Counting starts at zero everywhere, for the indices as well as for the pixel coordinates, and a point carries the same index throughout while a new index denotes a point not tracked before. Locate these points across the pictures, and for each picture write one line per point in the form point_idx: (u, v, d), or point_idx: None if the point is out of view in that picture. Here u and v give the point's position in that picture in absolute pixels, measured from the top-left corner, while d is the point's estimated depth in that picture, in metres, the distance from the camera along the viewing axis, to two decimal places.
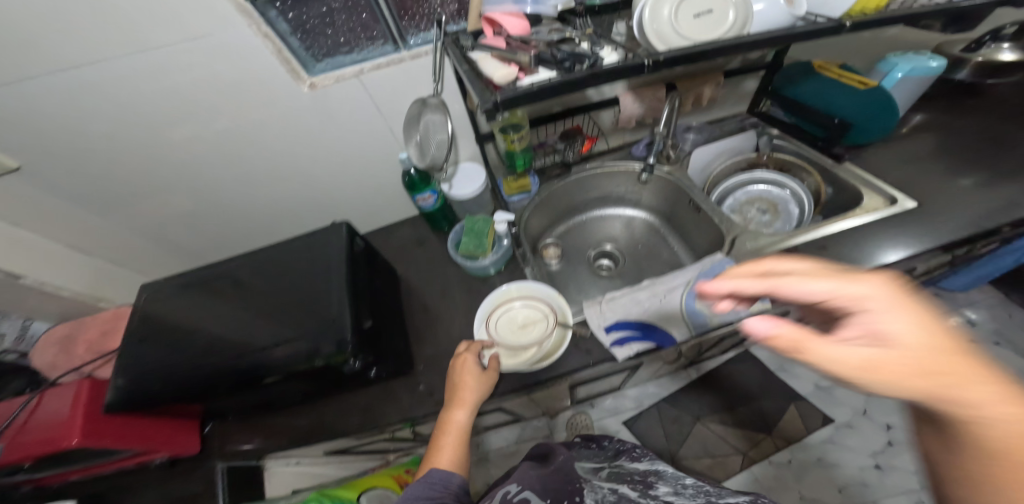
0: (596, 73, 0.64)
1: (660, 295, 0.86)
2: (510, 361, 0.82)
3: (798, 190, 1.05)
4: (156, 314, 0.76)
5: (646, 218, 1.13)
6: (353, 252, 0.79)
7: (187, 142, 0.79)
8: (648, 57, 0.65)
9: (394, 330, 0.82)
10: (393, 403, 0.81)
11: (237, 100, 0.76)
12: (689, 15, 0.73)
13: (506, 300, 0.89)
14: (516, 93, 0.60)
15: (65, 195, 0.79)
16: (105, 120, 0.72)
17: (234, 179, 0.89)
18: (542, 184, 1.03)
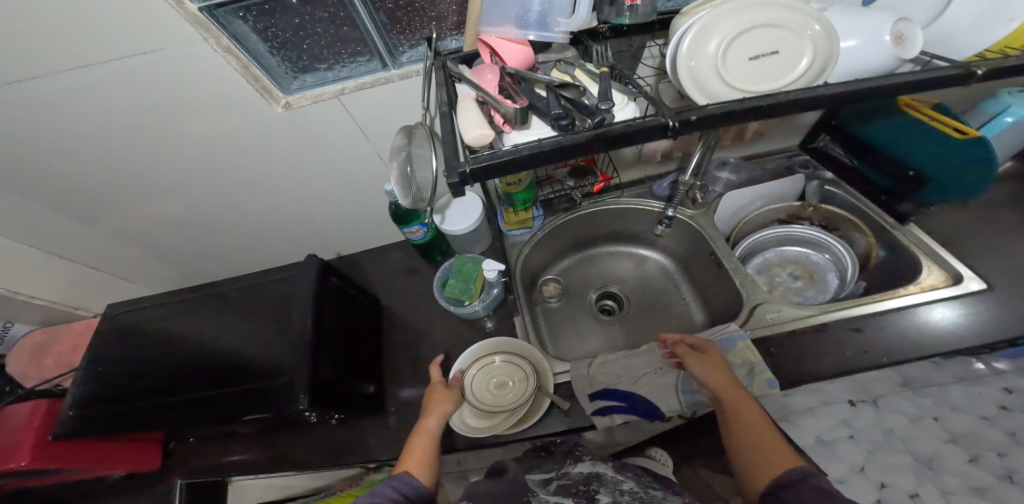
0: (602, 139, 0.42)
1: (657, 366, 0.73)
2: (477, 425, 0.73)
3: (843, 252, 0.90)
4: (121, 336, 0.74)
5: (660, 261, 1.01)
6: (323, 288, 0.73)
7: (153, 155, 0.74)
8: (672, 116, 0.43)
9: (367, 370, 0.77)
10: (356, 448, 0.76)
11: (200, 115, 0.68)
12: (745, 55, 0.51)
13: (483, 351, 0.80)
14: (486, 161, 0.42)
15: (36, 206, 0.76)
16: (58, 135, 0.66)
17: (210, 192, 0.84)
18: (547, 217, 0.94)
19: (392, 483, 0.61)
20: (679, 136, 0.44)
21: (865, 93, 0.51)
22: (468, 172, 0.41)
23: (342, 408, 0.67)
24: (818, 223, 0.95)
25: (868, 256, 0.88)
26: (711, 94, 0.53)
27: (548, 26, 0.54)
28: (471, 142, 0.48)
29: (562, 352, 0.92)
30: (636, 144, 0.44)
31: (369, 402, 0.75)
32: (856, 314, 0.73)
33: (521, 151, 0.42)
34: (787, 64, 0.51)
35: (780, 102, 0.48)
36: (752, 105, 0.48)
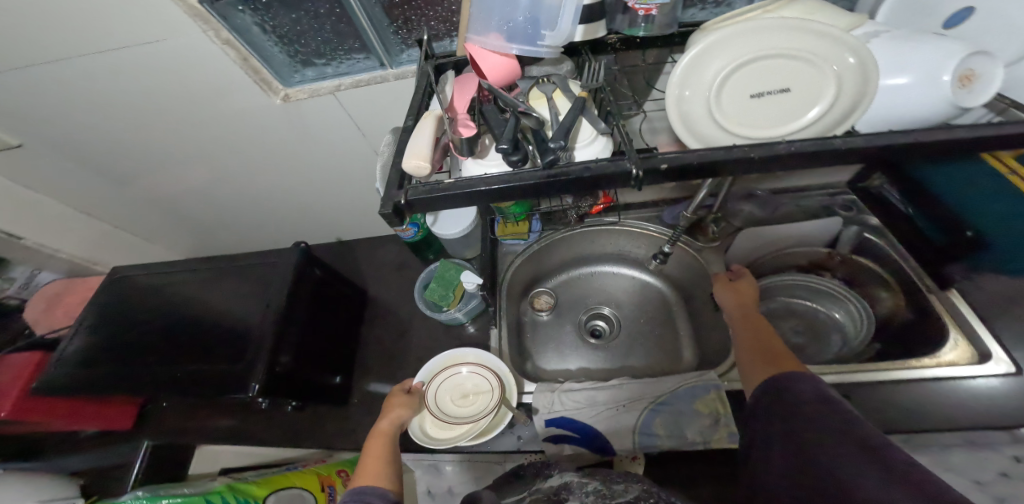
0: (552, 182, 0.36)
1: (620, 404, 0.67)
2: (440, 437, 0.67)
3: (861, 313, 0.82)
4: (126, 298, 0.82)
5: (662, 289, 0.93)
6: (298, 278, 0.74)
7: (162, 133, 0.78)
8: (634, 158, 0.36)
9: (335, 362, 0.78)
10: (314, 435, 0.78)
11: (199, 101, 0.70)
12: (746, 90, 0.43)
13: (446, 361, 0.75)
14: (426, 193, 0.38)
15: (68, 169, 0.84)
16: (78, 112, 0.72)
17: (218, 169, 0.88)
18: (546, 231, 0.90)
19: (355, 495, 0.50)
20: (645, 184, 0.38)
21: (905, 148, 0.39)
22: (400, 204, 0.38)
23: (297, 398, 0.69)
24: (838, 276, 0.86)
25: (897, 318, 0.76)
26: (697, 132, 0.46)
27: (535, 38, 0.45)
28: (411, 171, 0.41)
29: (538, 371, 0.88)
30: (593, 192, 0.38)
31: (332, 394, 0.76)
32: (862, 380, 0.62)
33: (462, 186, 0.38)
34: (795, 107, 0.43)
35: (780, 152, 0.37)
36: (735, 156, 0.37)
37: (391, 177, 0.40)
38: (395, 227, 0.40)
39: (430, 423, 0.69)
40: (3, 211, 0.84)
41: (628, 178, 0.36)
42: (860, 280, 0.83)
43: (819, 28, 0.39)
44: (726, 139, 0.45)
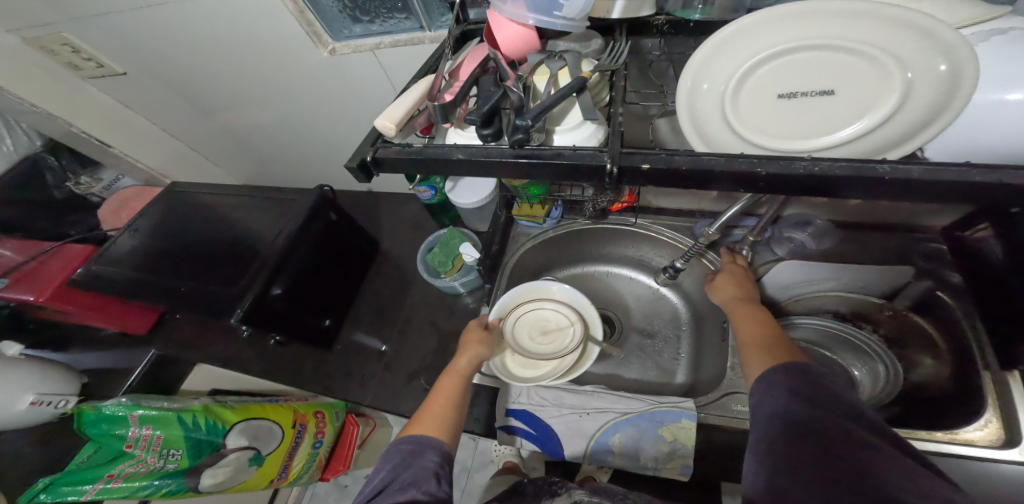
0: (521, 163, 0.35)
1: (585, 411, 0.67)
2: (525, 376, 0.68)
3: (888, 378, 0.70)
4: (177, 213, 0.91)
5: (676, 305, 0.86)
6: (309, 223, 0.76)
7: (222, 72, 0.82)
8: (613, 157, 0.33)
9: (328, 305, 0.82)
10: (296, 369, 0.82)
11: (256, 47, 0.73)
12: (773, 89, 0.37)
13: (518, 301, 0.75)
14: (395, 155, 0.37)
15: (156, 97, 0.93)
16: (161, 49, 0.78)
17: (268, 110, 0.92)
18: (565, 219, 0.86)
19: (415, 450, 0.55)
20: (625, 182, 0.35)
21: (970, 189, 0.31)
22: (367, 161, 0.37)
23: (283, 333, 0.73)
24: (882, 333, 0.73)
25: (932, 388, 0.66)
26: (707, 134, 0.40)
27: (549, 8, 0.39)
28: (379, 129, 0.38)
29: None
30: (563, 181, 0.36)
31: (319, 336, 0.80)
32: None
33: (433, 154, 0.36)
34: (834, 113, 0.36)
35: (782, 171, 0.33)
36: (736, 169, 0.33)
37: (368, 135, 0.39)
38: (360, 184, 0.38)
39: (516, 360, 0.70)
40: (101, 122, 0.95)
41: (601, 173, 0.34)
42: (902, 341, 0.72)
43: (898, 17, 0.32)
44: (740, 145, 0.39)
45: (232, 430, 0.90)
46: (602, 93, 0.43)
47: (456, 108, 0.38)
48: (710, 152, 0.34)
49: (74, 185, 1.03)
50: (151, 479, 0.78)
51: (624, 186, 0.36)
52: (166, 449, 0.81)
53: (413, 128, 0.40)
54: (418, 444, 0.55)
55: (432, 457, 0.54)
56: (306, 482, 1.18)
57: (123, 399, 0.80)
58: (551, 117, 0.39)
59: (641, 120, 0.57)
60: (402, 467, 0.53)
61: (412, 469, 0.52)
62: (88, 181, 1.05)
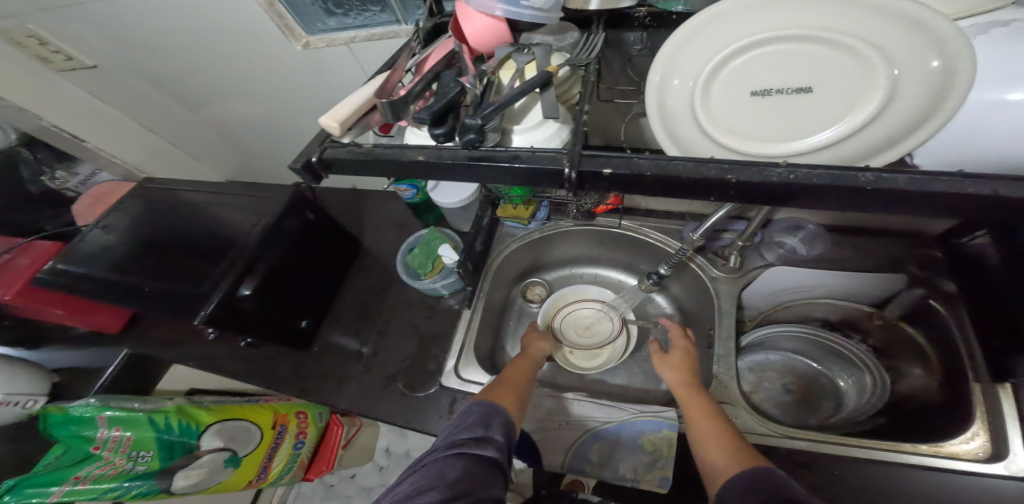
0: (475, 166, 0.32)
1: (562, 420, 0.69)
2: (588, 365, 0.77)
3: (875, 388, 0.69)
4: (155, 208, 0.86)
5: (664, 309, 0.83)
6: (282, 222, 0.73)
7: (195, 65, 0.80)
8: (573, 163, 0.31)
9: (304, 306, 0.79)
10: (271, 370, 0.80)
11: (230, 41, 0.70)
12: (748, 86, 0.35)
13: (563, 301, 0.84)
14: (345, 157, 0.35)
15: (130, 90, 0.91)
16: (131, 41, 0.76)
17: (246, 106, 0.89)
18: (551, 220, 0.83)
19: (489, 413, 0.56)
20: (590, 187, 0.33)
21: (955, 198, 0.28)
22: (313, 161, 0.35)
23: (254, 336, 0.70)
24: (871, 343, 0.72)
25: (918, 397, 0.63)
26: (677, 134, 0.39)
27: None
28: (325, 128, 0.34)
29: (498, 363, 0.82)
30: (523, 186, 0.34)
31: (296, 337, 0.77)
32: (824, 455, 0.57)
33: (384, 155, 0.34)
34: (811, 113, 0.34)
35: (752, 178, 0.30)
36: (703, 174, 0.31)
37: (317, 136, 0.37)
38: (306, 185, 0.36)
39: (574, 356, 0.78)
40: (74, 116, 0.92)
41: (560, 177, 0.32)
42: (892, 352, 0.70)
43: (888, 5, 0.29)
44: (710, 145, 0.37)
45: (206, 432, 0.88)
46: (572, 88, 0.40)
47: (410, 106, 0.34)
48: (679, 157, 0.32)
49: (48, 180, 0.95)
50: (120, 481, 0.76)
51: (587, 192, 0.33)
52: (135, 451, 0.79)
53: (368, 126, 0.37)
54: (493, 407, 0.57)
55: (502, 422, 0.56)
56: (287, 482, 1.16)
57: (91, 400, 0.80)
58: (511, 115, 0.37)
59: (625, 119, 0.54)
60: (469, 424, 0.55)
61: (478, 428, 0.54)
62: (64, 175, 0.98)
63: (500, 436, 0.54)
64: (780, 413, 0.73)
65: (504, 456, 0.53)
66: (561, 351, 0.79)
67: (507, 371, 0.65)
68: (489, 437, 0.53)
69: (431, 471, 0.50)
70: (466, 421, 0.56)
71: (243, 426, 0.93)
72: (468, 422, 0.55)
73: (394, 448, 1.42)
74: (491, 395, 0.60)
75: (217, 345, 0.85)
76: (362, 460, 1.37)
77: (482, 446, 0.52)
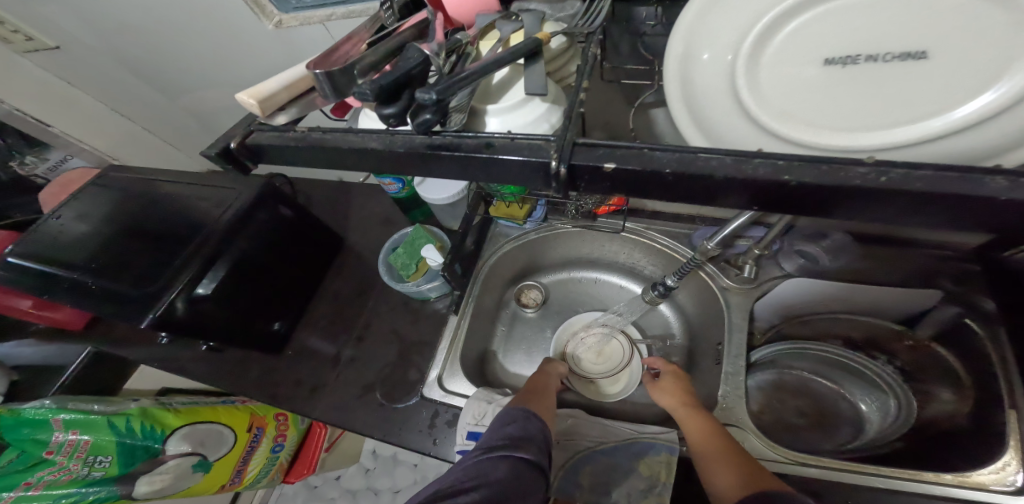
0: (433, 156, 0.26)
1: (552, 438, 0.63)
2: (613, 391, 0.72)
3: (899, 415, 0.60)
4: (129, 196, 0.71)
5: (669, 319, 0.76)
6: (250, 217, 0.65)
7: (152, 56, 0.67)
8: (564, 158, 0.24)
9: (275, 306, 0.72)
10: (238, 375, 0.73)
11: (188, 22, 0.59)
12: (811, 54, 0.28)
13: (562, 333, 0.77)
14: (273, 143, 0.28)
15: (97, 89, 0.76)
16: (81, 26, 0.63)
17: (212, 102, 0.76)
18: (548, 220, 0.77)
19: (528, 416, 0.52)
20: (585, 184, 0.26)
21: None
22: (232, 148, 0.28)
23: (219, 340, 0.64)
24: (898, 365, 0.62)
25: (946, 423, 0.55)
26: (706, 118, 0.33)
27: None
28: (247, 106, 0.28)
29: (487, 373, 0.76)
30: (497, 182, 0.27)
31: (265, 340, 0.71)
32: (842, 484, 0.50)
33: (320, 141, 0.28)
34: (934, 83, 0.26)
35: (821, 179, 0.23)
36: (750, 173, 0.24)
37: (246, 118, 0.31)
38: (231, 175, 0.30)
39: (594, 385, 0.73)
40: (45, 99, 0.72)
41: (545, 172, 0.25)
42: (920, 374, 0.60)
43: None
44: (753, 129, 0.31)
45: (172, 436, 0.81)
46: (569, 67, 0.33)
47: (356, 82, 0.27)
48: (711, 148, 0.24)
49: (15, 165, 0.76)
50: (75, 488, 0.69)
51: (582, 192, 0.27)
52: (93, 456, 0.71)
53: (310, 107, 0.30)
54: (530, 411, 0.53)
55: (538, 424, 0.51)
56: (266, 485, 1.10)
57: (45, 401, 0.71)
58: (486, 94, 0.29)
59: (631, 107, 0.47)
60: (511, 423, 0.51)
61: (520, 428, 0.50)
62: (33, 160, 0.77)
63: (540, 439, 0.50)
64: (790, 437, 0.64)
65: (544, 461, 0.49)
66: (581, 382, 0.73)
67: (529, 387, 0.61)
68: (529, 438, 0.49)
69: (475, 473, 0.45)
70: (508, 420, 0.51)
71: (214, 430, 0.87)
72: (511, 423, 0.51)
73: (381, 450, 1.37)
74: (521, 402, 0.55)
75: (181, 348, 0.78)
76: (350, 461, 1.32)
77: (525, 449, 0.48)
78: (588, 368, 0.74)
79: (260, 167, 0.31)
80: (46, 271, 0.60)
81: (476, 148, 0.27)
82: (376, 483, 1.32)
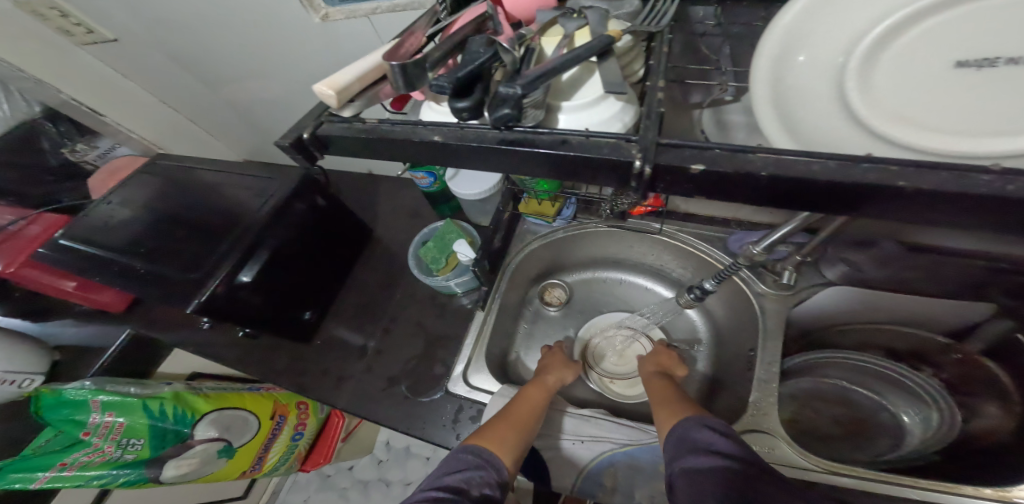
0: (508, 151, 0.26)
1: (576, 437, 0.62)
2: (628, 394, 0.72)
3: (940, 425, 0.59)
4: (172, 184, 0.73)
5: (696, 323, 0.75)
6: (288, 208, 0.66)
7: (198, 48, 0.69)
8: (648, 158, 0.25)
9: (306, 296, 0.73)
10: (268, 362, 0.75)
11: (238, 15, 0.60)
12: (938, 57, 0.28)
13: (585, 332, 0.78)
14: (344, 134, 0.29)
15: (144, 81, 0.78)
16: (133, 18, 0.65)
17: (252, 94, 0.78)
18: (577, 219, 0.76)
19: (476, 468, 0.51)
20: (659, 184, 0.26)
21: None
22: (304, 139, 0.29)
23: (255, 327, 0.65)
24: (943, 378, 0.60)
25: (990, 437, 0.53)
26: (802, 122, 0.32)
27: None
28: (320, 97, 0.29)
29: (510, 371, 0.76)
30: (570, 179, 0.28)
31: (296, 329, 0.72)
32: (877, 495, 0.49)
33: (391, 134, 0.28)
34: None
35: (942, 186, 0.22)
36: (859, 179, 0.23)
37: (314, 109, 0.31)
38: (299, 167, 0.31)
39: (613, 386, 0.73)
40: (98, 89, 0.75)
41: (626, 171, 0.25)
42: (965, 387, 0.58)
43: None
44: (859, 133, 0.31)
45: (201, 421, 0.83)
46: (636, 64, 0.32)
47: (426, 75, 0.28)
48: (799, 150, 0.24)
49: (66, 152, 0.80)
50: (107, 469, 0.72)
51: (661, 194, 0.27)
52: (126, 438, 0.74)
53: (376, 99, 0.31)
54: (481, 458, 0.52)
55: (488, 475, 0.51)
56: (283, 472, 1.12)
57: (86, 383, 0.73)
58: (558, 90, 0.29)
59: (677, 106, 0.46)
60: (454, 474, 0.51)
61: (460, 480, 0.50)
62: (83, 148, 0.81)
63: (480, 492, 0.50)
64: (822, 447, 0.63)
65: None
66: (599, 382, 0.73)
67: (514, 401, 0.59)
68: (465, 493, 0.49)
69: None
70: (452, 470, 0.51)
71: (240, 415, 0.88)
72: (452, 474, 0.51)
73: (394, 442, 1.38)
74: (484, 436, 0.54)
75: (215, 334, 0.80)
76: (361, 453, 1.33)
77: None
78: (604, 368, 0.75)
79: (325, 157, 0.31)
80: (96, 254, 0.62)
81: (550, 146, 0.27)
82: (388, 474, 1.34)
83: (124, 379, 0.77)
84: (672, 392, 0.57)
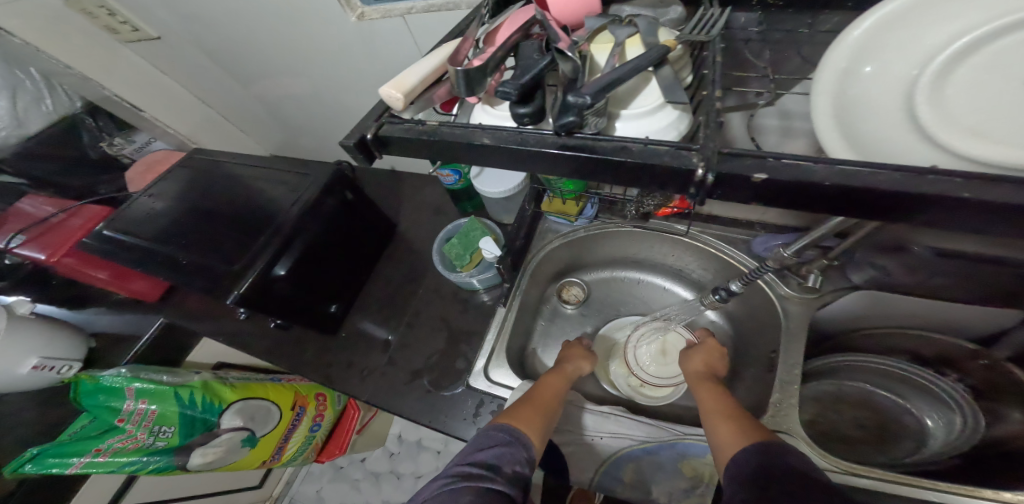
0: (568, 156, 0.28)
1: (597, 434, 0.62)
2: (650, 394, 0.72)
3: (964, 429, 0.59)
4: (205, 179, 0.75)
5: (716, 324, 0.76)
6: (320, 203, 0.68)
7: (234, 45, 0.71)
8: (709, 168, 0.26)
9: (333, 290, 0.75)
10: (294, 353, 0.77)
11: (276, 13, 0.61)
12: (1015, 73, 0.28)
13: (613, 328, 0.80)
14: (404, 134, 0.30)
15: (180, 77, 0.81)
16: (174, 17, 0.67)
17: (283, 91, 0.79)
18: (600, 218, 0.77)
19: (507, 445, 0.51)
20: (711, 192, 0.27)
21: None
22: (368, 139, 0.31)
23: (287, 318, 0.67)
24: (969, 383, 0.60)
25: (1015, 442, 0.53)
26: (863, 134, 0.32)
27: None
28: (385, 99, 0.30)
29: (527, 367, 0.77)
30: (626, 183, 0.29)
31: (323, 322, 0.74)
32: (900, 496, 0.50)
33: (450, 135, 0.30)
34: None
35: (1005, 198, 0.23)
36: (922, 189, 0.24)
37: (373, 110, 0.33)
38: (360, 165, 0.32)
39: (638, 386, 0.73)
40: (138, 85, 0.77)
41: (687, 180, 0.26)
42: (989, 394, 0.58)
43: None
44: (925, 146, 0.30)
45: (228, 410, 0.85)
46: (685, 72, 0.32)
47: (486, 79, 0.29)
48: (857, 160, 0.25)
49: (105, 145, 0.83)
50: (138, 456, 0.74)
51: (716, 201, 0.28)
52: (157, 426, 0.76)
53: (431, 101, 0.32)
54: (511, 436, 0.52)
55: (520, 454, 0.51)
56: (301, 462, 1.15)
57: (122, 370, 0.75)
58: (616, 98, 0.31)
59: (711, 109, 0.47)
60: (487, 450, 0.51)
61: (493, 457, 0.50)
62: (120, 142, 0.84)
63: (513, 470, 0.50)
64: (842, 448, 0.63)
65: (518, 489, 0.48)
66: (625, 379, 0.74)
67: (538, 386, 0.60)
68: (499, 469, 0.49)
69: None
70: (485, 446, 0.52)
71: (264, 406, 0.91)
72: (485, 450, 0.51)
73: (406, 435, 1.41)
74: (512, 416, 0.55)
75: (243, 324, 0.82)
76: (374, 446, 1.36)
77: (492, 479, 0.48)
78: (632, 364, 0.75)
79: (382, 156, 0.33)
80: (137, 245, 0.65)
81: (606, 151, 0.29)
82: (399, 467, 1.36)
83: (154, 368, 0.80)
84: (713, 393, 0.56)
